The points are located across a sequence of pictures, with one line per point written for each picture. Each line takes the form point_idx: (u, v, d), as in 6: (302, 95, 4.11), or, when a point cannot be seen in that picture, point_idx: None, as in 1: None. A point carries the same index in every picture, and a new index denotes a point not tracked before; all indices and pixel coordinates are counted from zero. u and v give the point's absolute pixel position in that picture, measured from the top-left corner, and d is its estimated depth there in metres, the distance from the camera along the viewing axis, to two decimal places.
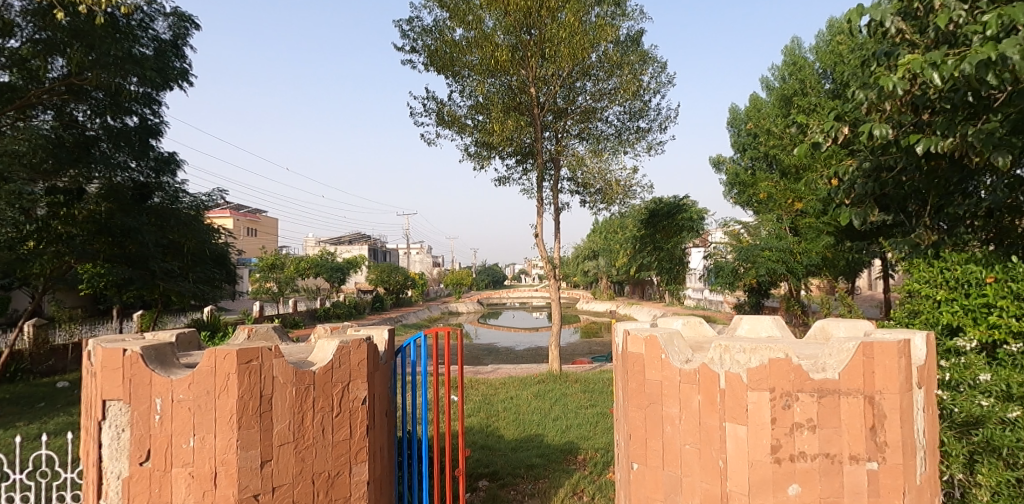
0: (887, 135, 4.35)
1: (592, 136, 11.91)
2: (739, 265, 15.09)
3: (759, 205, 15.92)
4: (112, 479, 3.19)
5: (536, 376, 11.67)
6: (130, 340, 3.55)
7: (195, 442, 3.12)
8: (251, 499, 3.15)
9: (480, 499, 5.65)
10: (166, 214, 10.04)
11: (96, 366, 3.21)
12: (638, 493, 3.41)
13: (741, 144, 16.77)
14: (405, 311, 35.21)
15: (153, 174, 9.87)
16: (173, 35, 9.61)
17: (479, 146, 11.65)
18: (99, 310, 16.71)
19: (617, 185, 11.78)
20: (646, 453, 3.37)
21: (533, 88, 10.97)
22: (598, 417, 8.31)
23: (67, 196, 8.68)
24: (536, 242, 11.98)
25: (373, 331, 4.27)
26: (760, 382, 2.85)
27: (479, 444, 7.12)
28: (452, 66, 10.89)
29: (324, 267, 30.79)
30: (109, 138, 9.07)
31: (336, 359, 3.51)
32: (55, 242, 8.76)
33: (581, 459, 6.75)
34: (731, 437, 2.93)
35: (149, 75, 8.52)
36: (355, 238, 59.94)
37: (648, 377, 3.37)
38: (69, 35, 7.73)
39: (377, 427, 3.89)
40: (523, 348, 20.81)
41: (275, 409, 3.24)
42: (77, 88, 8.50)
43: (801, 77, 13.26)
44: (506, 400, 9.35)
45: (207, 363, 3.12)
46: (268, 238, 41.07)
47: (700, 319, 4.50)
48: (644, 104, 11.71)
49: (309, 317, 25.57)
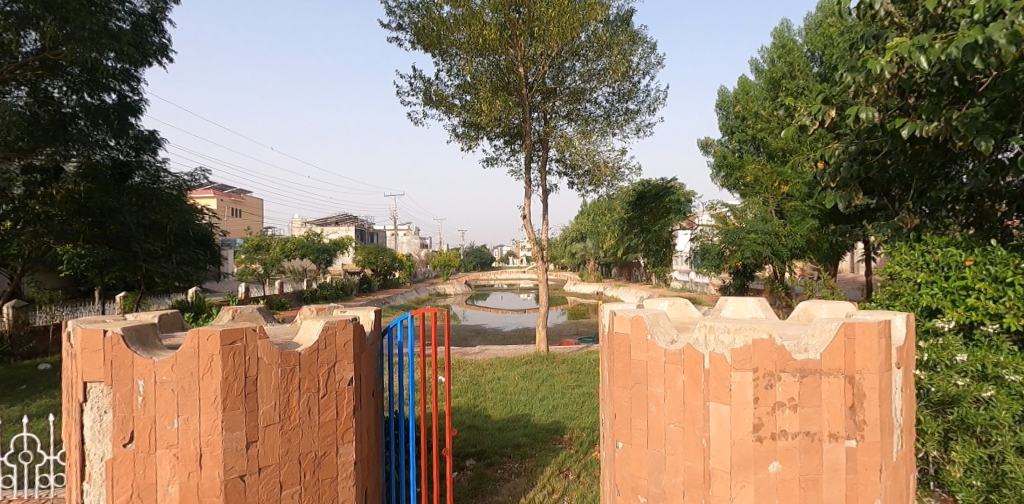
0: (873, 118, 4.38)
1: (580, 117, 11.81)
2: (725, 248, 15.28)
3: (746, 188, 16.01)
4: (95, 460, 3.20)
5: (523, 357, 11.77)
6: (111, 321, 3.50)
7: (179, 423, 3.11)
8: (238, 480, 3.14)
9: (467, 478, 5.72)
10: (147, 194, 9.90)
11: (76, 348, 3.17)
12: (622, 471, 3.46)
13: (729, 127, 16.77)
14: (393, 293, 35.21)
15: (133, 152, 9.72)
16: (151, 8, 9.37)
17: (467, 127, 11.53)
18: (80, 292, 16.49)
19: (605, 167, 11.75)
20: (631, 432, 3.40)
21: (521, 68, 10.86)
22: (585, 397, 8.40)
23: (44, 175, 8.51)
24: (524, 223, 11.97)
25: (359, 311, 4.27)
26: (744, 362, 2.88)
27: (466, 424, 7.18)
28: (439, 44, 10.74)
29: (310, 248, 30.55)
30: (86, 115, 8.93)
31: (322, 341, 3.49)
32: (32, 223, 8.54)
33: (568, 438, 6.84)
34: (715, 417, 2.97)
35: (127, 51, 8.25)
36: (341, 219, 59.41)
37: (634, 358, 3.39)
38: (42, 8, 7.42)
39: (364, 407, 3.89)
40: (511, 330, 20.88)
41: (260, 390, 3.22)
42: (52, 64, 8.27)
43: (789, 60, 13.23)
44: (493, 381, 9.41)
45: (191, 344, 3.09)
46: (252, 218, 40.52)
47: (686, 301, 4.54)
48: (633, 85, 11.65)
49: (295, 299, 25.49)
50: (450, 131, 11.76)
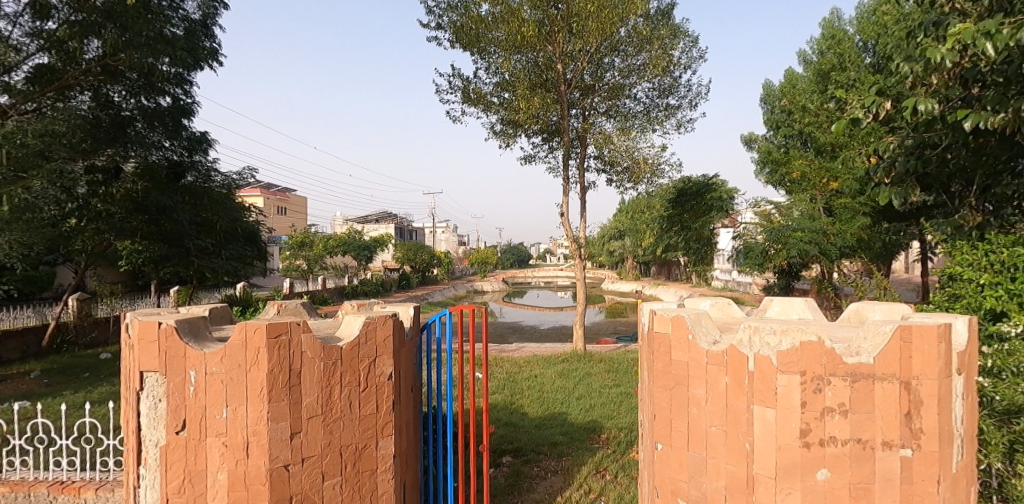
0: (933, 110, 4.16)
1: (620, 113, 11.66)
2: (770, 246, 14.80)
3: (792, 184, 15.55)
4: (150, 446, 3.34)
5: (560, 354, 11.73)
6: (165, 313, 3.63)
7: (228, 413, 3.20)
8: (283, 469, 3.22)
9: (504, 474, 5.73)
10: (199, 193, 10.34)
11: (133, 339, 3.32)
12: (662, 473, 3.39)
13: (775, 121, 16.37)
14: (432, 289, 35.68)
15: (186, 152, 10.07)
16: (202, 14, 9.68)
17: (505, 124, 11.52)
18: (137, 286, 17.30)
19: (644, 164, 11.56)
20: (671, 434, 3.33)
21: (559, 65, 10.76)
22: (622, 396, 8.30)
23: (105, 175, 8.83)
24: (562, 221, 11.90)
25: (398, 307, 4.29)
26: (791, 364, 2.78)
27: (503, 421, 7.17)
28: (478, 43, 10.77)
29: (351, 245, 31.20)
30: (144, 118, 9.26)
31: (363, 335, 3.53)
32: (94, 220, 9.04)
33: (604, 438, 6.77)
34: (759, 420, 2.88)
35: (181, 56, 8.53)
36: (382, 217, 60.54)
37: (674, 358, 3.32)
38: (103, 16, 7.79)
39: (403, 401, 3.91)
40: (548, 328, 20.82)
41: (304, 382, 3.28)
42: (112, 69, 8.60)
43: (839, 51, 12.77)
44: (530, 379, 9.38)
45: (239, 336, 3.17)
46: (297, 216, 41.65)
47: (729, 301, 4.39)
48: (674, 80, 11.42)
49: (337, 295, 26.09)
50: (488, 129, 11.79)
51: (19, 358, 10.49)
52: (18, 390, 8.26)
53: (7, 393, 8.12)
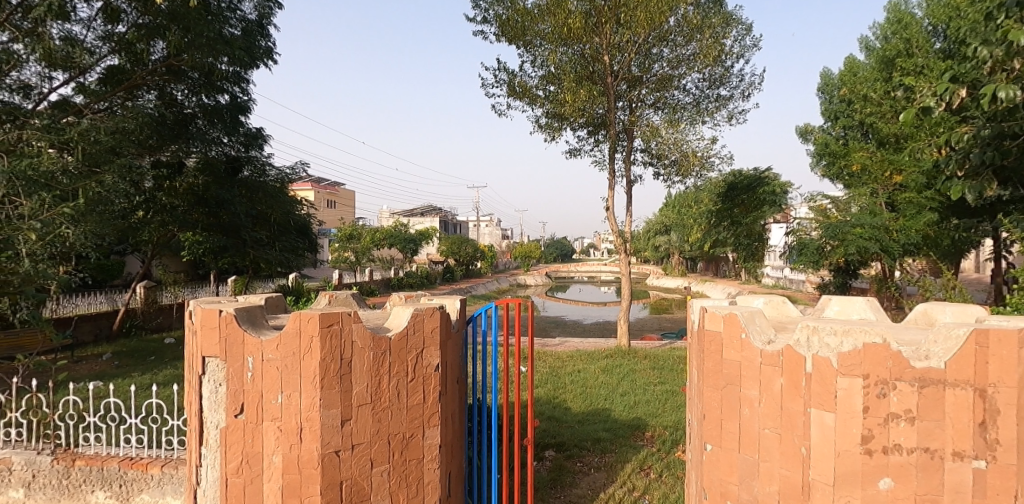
0: (1015, 97, 3.88)
1: (668, 105, 11.40)
2: (826, 243, 14.19)
3: (851, 178, 14.89)
4: (211, 427, 3.50)
5: (604, 350, 11.62)
6: (226, 301, 3.78)
7: (283, 398, 3.30)
8: (334, 455, 3.29)
9: (546, 468, 5.72)
10: (255, 187, 10.63)
11: (197, 325, 3.47)
12: (711, 475, 3.30)
13: (832, 112, 15.73)
14: (476, 282, 35.95)
15: (242, 148, 10.45)
16: (258, 15, 9.99)
17: (550, 117, 11.45)
18: (197, 275, 18.11)
19: (693, 157, 11.27)
20: (721, 435, 3.24)
21: (606, 56, 10.58)
22: (668, 394, 8.15)
23: (169, 170, 9.57)
24: (607, 215, 11.76)
25: (445, 300, 4.32)
26: (853, 367, 2.66)
27: (546, 415, 7.16)
28: (524, 36, 10.72)
29: (397, 238, 31.75)
30: (204, 115, 9.72)
31: (411, 326, 3.57)
32: (160, 212, 9.64)
33: (649, 436, 6.66)
34: (817, 424, 2.76)
35: (238, 55, 8.82)
36: (426, 211, 61.35)
37: (726, 358, 3.22)
38: (169, 19, 8.08)
39: (449, 393, 3.94)
40: (591, 323, 20.66)
41: (354, 371, 3.35)
42: (176, 69, 9.02)
43: (906, 36, 12.10)
44: (573, 373, 9.33)
45: (294, 325, 3.26)
46: (346, 209, 42.73)
47: (783, 299, 4.23)
48: (725, 70, 11.08)
49: (384, 286, 26.62)
50: (533, 123, 11.74)
51: (91, 341, 11.14)
52: (92, 370, 8.79)
53: (82, 372, 8.64)
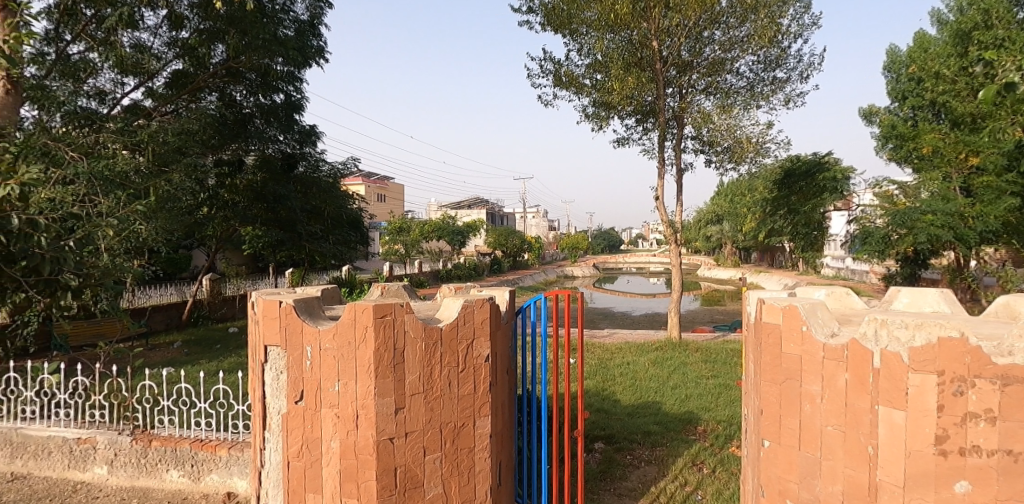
0: None
1: (720, 90, 11.04)
2: (892, 231, 13.46)
3: (920, 161, 14.07)
4: (274, 413, 3.64)
5: (655, 342, 11.43)
6: (286, 293, 3.92)
7: (340, 387, 3.39)
8: (388, 442, 3.36)
9: (596, 460, 5.68)
10: (309, 183, 11.03)
11: (259, 316, 3.62)
12: (769, 472, 3.20)
13: (900, 92, 14.89)
14: (523, 274, 36.01)
15: (298, 145, 10.74)
16: (310, 15, 10.23)
17: (597, 106, 11.28)
18: (257, 268, 18.89)
19: (747, 143, 10.88)
20: (780, 431, 3.13)
21: (655, 42, 10.33)
22: (721, 388, 7.94)
23: (231, 167, 9.95)
24: (657, 205, 11.51)
25: (494, 291, 4.33)
26: (926, 363, 2.50)
27: (595, 407, 7.12)
28: (570, 24, 10.59)
29: (446, 230, 32.15)
30: (261, 114, 10.00)
31: (461, 317, 3.59)
32: (222, 209, 10.12)
33: (701, 430, 6.51)
34: (885, 423, 2.62)
35: (292, 55, 9.02)
36: (473, 203, 61.87)
37: (785, 351, 3.10)
38: (226, 23, 8.48)
39: (499, 383, 3.95)
40: (640, 314, 20.36)
41: (407, 361, 3.40)
42: (235, 71, 9.34)
43: (984, 7, 11.28)
44: (623, 365, 9.22)
45: (349, 316, 3.34)
46: (395, 203, 43.58)
47: (848, 291, 4.03)
48: (782, 51, 10.63)
49: (433, 278, 27.01)
50: (580, 112, 11.60)
51: (163, 329, 11.80)
52: (164, 357, 9.31)
53: (156, 359, 9.16)
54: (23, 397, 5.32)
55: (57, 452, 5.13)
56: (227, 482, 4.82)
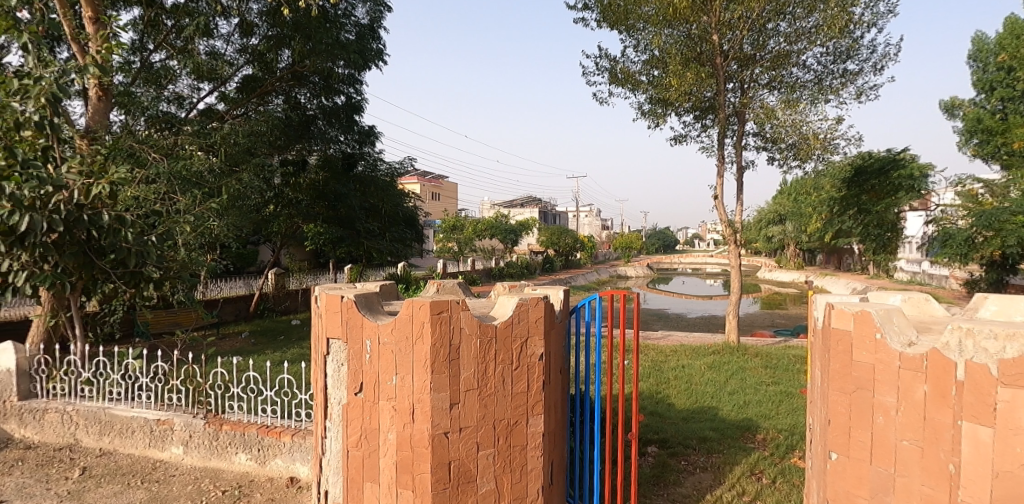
0: None
1: (785, 84, 10.62)
2: (977, 233, 12.55)
3: (1010, 157, 13.05)
4: (335, 404, 3.76)
5: (712, 345, 11.12)
6: (347, 287, 4.04)
7: (397, 380, 3.46)
8: (443, 436, 3.40)
9: (649, 464, 5.57)
10: (367, 181, 11.33)
11: (322, 309, 3.75)
12: (836, 486, 3.04)
13: (989, 82, 13.87)
14: (576, 273, 35.80)
15: (357, 145, 11.10)
16: (370, 19, 10.49)
17: (654, 103, 11.06)
18: (318, 264, 19.58)
19: (815, 139, 10.37)
20: (849, 443, 2.97)
21: (715, 36, 10.02)
22: (783, 395, 7.63)
23: (295, 167, 10.37)
24: (716, 204, 11.19)
25: (549, 290, 4.31)
26: (1018, 377, 2.31)
27: (648, 409, 6.99)
28: (626, 20, 10.43)
29: (498, 228, 32.36)
30: (324, 116, 10.38)
31: (516, 315, 3.60)
32: (287, 206, 10.54)
33: (761, 438, 6.28)
34: (969, 439, 2.44)
35: (353, 58, 9.29)
36: (526, 202, 62.01)
37: (857, 359, 2.94)
38: (293, 29, 8.80)
39: (553, 382, 3.94)
40: (696, 317, 19.86)
41: (462, 357, 3.43)
42: (299, 75, 9.67)
43: None
44: (677, 369, 9.01)
45: (406, 311, 3.40)
46: (449, 201, 44.24)
47: (926, 296, 3.79)
48: (854, 42, 10.10)
49: (485, 276, 27.23)
50: (636, 109, 11.41)
51: (232, 320, 12.41)
52: (233, 346, 9.80)
53: (226, 348, 9.66)
54: (110, 379, 5.69)
55: (138, 432, 5.47)
56: (290, 467, 5.01)
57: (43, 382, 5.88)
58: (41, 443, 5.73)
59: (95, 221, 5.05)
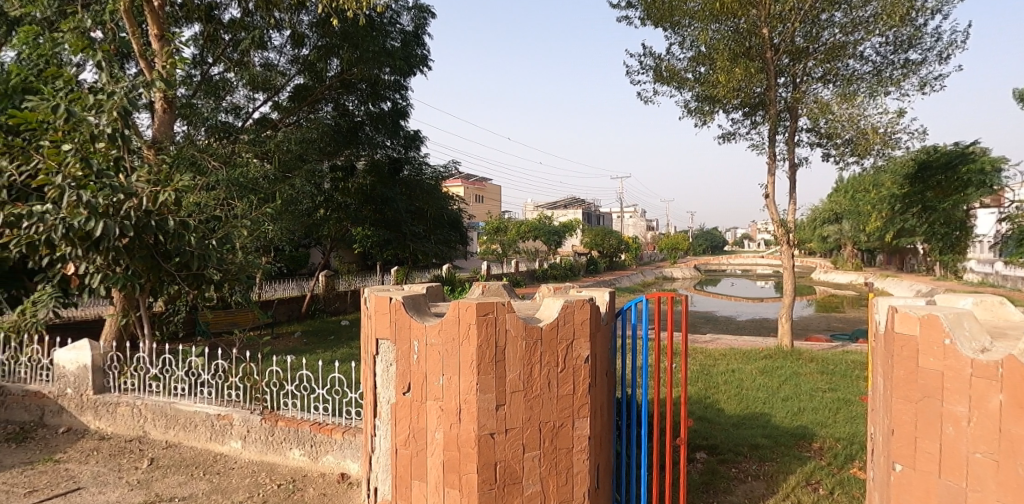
0: None
1: (840, 77, 10.22)
2: None
3: None
4: (384, 403, 3.84)
5: (764, 349, 10.78)
6: (395, 289, 4.12)
7: (444, 380, 3.50)
8: (489, 437, 3.42)
9: (698, 470, 5.45)
10: (413, 185, 11.64)
11: (371, 310, 3.84)
12: (901, 499, 2.91)
13: None
14: (621, 275, 35.36)
15: (403, 149, 11.31)
16: (415, 26, 10.68)
17: (701, 101, 10.84)
18: (365, 266, 20.04)
19: (874, 134, 9.91)
20: (916, 454, 2.83)
21: (765, 29, 9.73)
22: (840, 403, 7.33)
23: (344, 172, 10.69)
24: (767, 203, 10.86)
25: (594, 292, 4.28)
26: None
27: (697, 414, 6.84)
28: (671, 16, 10.24)
29: (542, 230, 32.34)
30: (371, 122, 10.53)
31: (561, 317, 3.58)
32: (337, 211, 10.79)
33: (817, 447, 6.06)
34: None
35: (398, 65, 9.49)
36: (570, 203, 61.72)
37: (924, 366, 2.80)
38: (341, 38, 9.05)
39: (599, 385, 3.90)
40: (746, 319, 19.29)
41: (508, 358, 3.44)
42: (348, 82, 9.87)
43: None
44: (727, 373, 8.78)
45: (453, 313, 3.44)
46: (493, 203, 44.51)
47: (1001, 299, 3.57)
48: (916, 30, 9.62)
49: (529, 277, 27.24)
50: (682, 108, 11.20)
51: (285, 320, 12.84)
52: (287, 346, 10.13)
53: (280, 347, 10.01)
54: (175, 375, 5.97)
55: (201, 426, 5.73)
56: (341, 463, 5.15)
57: (115, 378, 6.23)
58: (113, 434, 6.08)
59: (162, 225, 5.32)
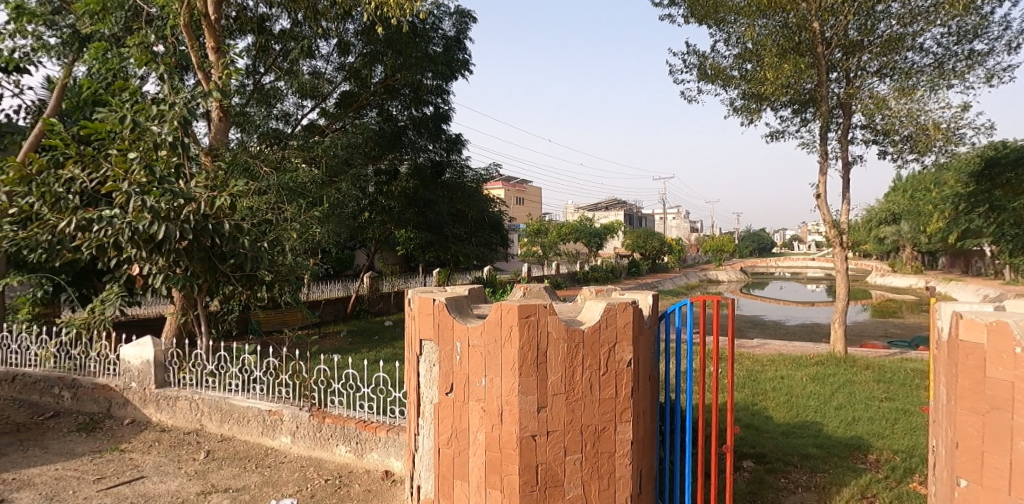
0: None
1: (897, 71, 9.81)
2: None
3: None
4: (427, 402, 3.92)
5: (815, 355, 10.42)
6: (438, 291, 4.20)
7: (486, 381, 3.55)
8: (530, 439, 3.45)
9: (745, 479, 5.32)
10: (455, 187, 11.82)
11: (415, 311, 3.92)
12: None
13: None
14: (664, 277, 34.77)
15: (445, 152, 11.46)
16: (457, 31, 10.79)
17: (748, 99, 10.60)
18: (409, 267, 20.36)
19: (934, 130, 9.45)
20: (982, 470, 2.71)
21: (816, 23, 9.43)
22: (898, 413, 7.02)
23: (388, 176, 10.88)
24: (818, 203, 10.51)
25: (637, 295, 4.25)
26: None
27: (744, 422, 6.68)
28: (716, 13, 10.05)
29: (583, 232, 32.13)
30: (414, 126, 10.70)
31: (603, 320, 3.57)
32: (381, 213, 11.04)
33: (872, 459, 5.83)
34: None
35: (440, 69, 9.67)
36: (611, 205, 61.12)
37: (991, 376, 2.67)
38: (385, 45, 9.26)
39: (641, 389, 3.87)
40: (796, 324, 18.67)
41: (550, 361, 3.46)
42: (392, 88, 10.11)
43: None
44: (776, 379, 8.54)
45: (495, 315, 3.48)
46: (534, 205, 44.53)
47: None
48: (981, 19, 9.15)
49: (570, 279, 27.10)
50: (727, 106, 10.96)
51: (332, 320, 13.19)
52: (333, 345, 10.41)
53: (326, 346, 10.29)
54: (229, 371, 6.23)
55: (253, 421, 5.96)
56: (386, 460, 5.26)
57: (174, 373, 6.55)
58: (173, 426, 6.38)
59: (218, 228, 5.59)
